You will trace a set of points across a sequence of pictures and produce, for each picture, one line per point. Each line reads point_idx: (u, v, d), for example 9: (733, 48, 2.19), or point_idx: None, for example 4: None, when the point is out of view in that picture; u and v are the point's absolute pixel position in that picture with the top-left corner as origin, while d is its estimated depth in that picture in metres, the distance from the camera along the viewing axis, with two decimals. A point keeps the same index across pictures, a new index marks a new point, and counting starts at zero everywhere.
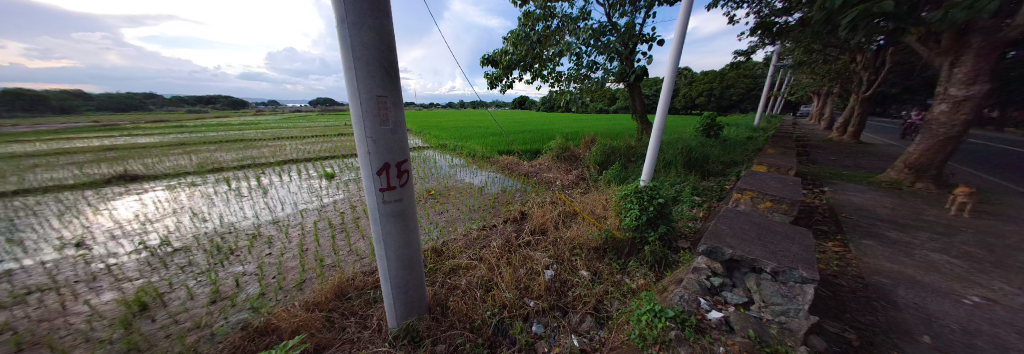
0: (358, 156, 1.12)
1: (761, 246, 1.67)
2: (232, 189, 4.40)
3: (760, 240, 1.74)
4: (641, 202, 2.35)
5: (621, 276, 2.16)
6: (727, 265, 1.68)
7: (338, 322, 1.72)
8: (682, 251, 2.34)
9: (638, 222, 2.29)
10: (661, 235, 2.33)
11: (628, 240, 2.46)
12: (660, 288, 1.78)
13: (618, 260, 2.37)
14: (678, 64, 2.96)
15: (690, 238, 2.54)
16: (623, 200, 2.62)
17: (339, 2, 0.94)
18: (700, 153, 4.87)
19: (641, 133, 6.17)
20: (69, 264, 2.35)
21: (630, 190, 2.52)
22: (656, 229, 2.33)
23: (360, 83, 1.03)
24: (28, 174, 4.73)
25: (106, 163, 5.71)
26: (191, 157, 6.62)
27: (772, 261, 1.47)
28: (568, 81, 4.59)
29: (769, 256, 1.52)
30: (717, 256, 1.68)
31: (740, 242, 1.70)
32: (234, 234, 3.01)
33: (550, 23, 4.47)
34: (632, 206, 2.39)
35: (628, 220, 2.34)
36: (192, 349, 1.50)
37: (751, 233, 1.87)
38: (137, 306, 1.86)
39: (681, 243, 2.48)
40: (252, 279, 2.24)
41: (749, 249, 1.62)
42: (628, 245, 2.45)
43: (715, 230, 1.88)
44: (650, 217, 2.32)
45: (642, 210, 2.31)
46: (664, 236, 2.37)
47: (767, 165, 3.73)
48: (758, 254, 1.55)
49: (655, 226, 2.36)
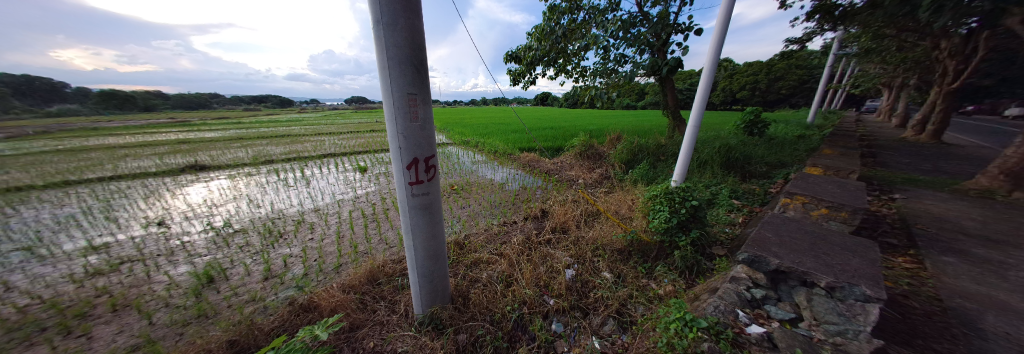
0: (390, 151, 1.18)
1: (815, 258, 1.50)
2: (279, 179, 4.84)
3: (815, 251, 1.59)
4: (671, 204, 2.21)
5: (647, 281, 2.06)
6: (772, 276, 1.55)
7: (370, 304, 1.84)
8: (717, 258, 2.18)
9: (668, 225, 2.14)
10: (693, 240, 2.18)
11: (655, 243, 2.34)
12: (692, 296, 1.68)
13: (643, 265, 2.27)
14: (718, 55, 2.72)
15: (728, 245, 2.36)
16: (651, 201, 2.49)
17: (375, 4, 0.98)
18: (739, 153, 4.48)
19: (672, 130, 5.81)
20: (152, 240, 2.74)
21: (659, 191, 2.39)
22: (689, 234, 2.17)
23: (392, 82, 1.07)
24: (124, 163, 5.57)
25: (180, 154, 6.55)
26: (248, 149, 7.39)
27: (827, 276, 1.32)
28: (594, 75, 4.43)
29: (822, 269, 1.40)
30: (760, 266, 1.57)
31: (789, 251, 1.59)
32: (283, 219, 3.32)
33: (576, 16, 4.32)
34: (662, 208, 2.25)
35: (657, 223, 2.21)
36: (250, 318, 1.68)
37: (802, 243, 1.71)
38: (205, 278, 2.13)
39: (716, 250, 2.31)
40: (298, 261, 2.47)
41: (799, 260, 1.50)
42: (656, 247, 2.33)
43: (758, 238, 1.73)
44: (681, 221, 2.16)
45: (673, 214, 2.16)
46: (696, 242, 2.21)
47: (822, 168, 3.33)
48: (809, 266, 1.43)
49: (687, 231, 2.21)
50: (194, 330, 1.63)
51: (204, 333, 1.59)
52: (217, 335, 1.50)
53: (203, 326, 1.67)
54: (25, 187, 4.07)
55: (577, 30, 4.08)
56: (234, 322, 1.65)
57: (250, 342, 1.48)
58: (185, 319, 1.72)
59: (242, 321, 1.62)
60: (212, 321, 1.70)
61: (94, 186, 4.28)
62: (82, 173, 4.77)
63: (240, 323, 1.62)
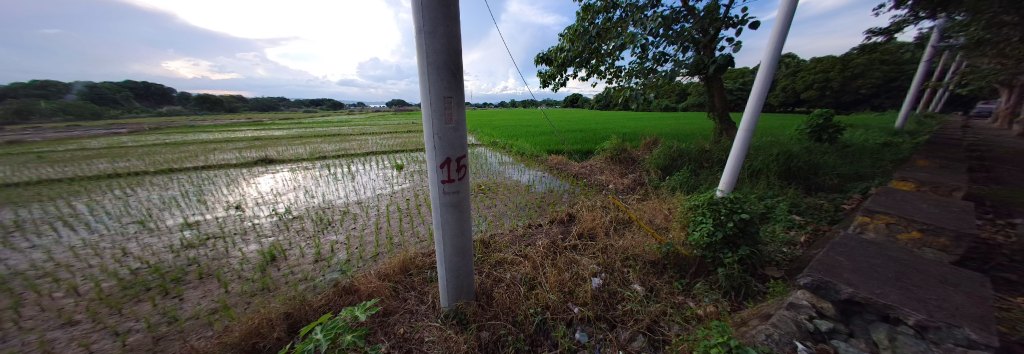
0: (427, 151, 1.27)
1: (901, 291, 1.26)
2: (329, 174, 5.43)
3: (903, 283, 1.32)
4: (717, 215, 1.98)
5: (683, 298, 1.89)
6: (844, 308, 1.33)
7: (402, 293, 1.97)
8: (771, 281, 1.91)
9: (713, 239, 1.93)
10: (742, 258, 1.92)
11: (695, 258, 2.13)
12: (738, 321, 1.50)
13: (680, 280, 2.08)
14: (779, 50, 2.39)
15: (786, 267, 2.05)
16: (692, 211, 2.28)
17: (419, 16, 1.08)
18: (804, 162, 3.90)
19: (719, 134, 5.27)
20: (231, 221, 3.26)
21: (703, 201, 2.18)
22: (738, 251, 1.92)
23: (431, 86, 1.15)
24: (213, 155, 6.69)
25: (255, 149, 7.66)
26: (306, 146, 8.39)
27: (919, 313, 1.09)
28: (629, 76, 4.21)
29: (911, 304, 1.14)
30: (828, 294, 1.37)
31: (866, 280, 1.36)
32: (331, 209, 3.71)
33: (612, 15, 4.15)
34: (704, 220, 2.04)
35: (697, 236, 2.01)
36: (303, 294, 1.93)
37: (885, 271, 1.44)
38: (270, 257, 2.47)
39: (771, 271, 2.02)
40: (342, 247, 2.74)
41: (880, 291, 1.27)
42: (696, 262, 2.12)
43: (826, 265, 1.51)
44: (728, 236, 1.93)
45: (718, 227, 1.93)
46: (746, 260, 1.96)
47: (915, 183, 2.75)
48: (893, 299, 1.19)
49: (735, 247, 1.96)
50: (259, 300, 1.91)
51: (267, 303, 1.85)
52: (277, 305, 1.75)
53: (266, 298, 1.95)
54: (145, 173, 5.10)
55: (613, 28, 3.90)
56: (290, 296, 1.90)
57: (303, 316, 1.68)
58: (253, 290, 2.03)
59: (296, 297, 1.85)
60: (273, 294, 1.97)
61: (192, 173, 5.21)
62: (184, 163, 5.85)
63: (295, 298, 1.85)
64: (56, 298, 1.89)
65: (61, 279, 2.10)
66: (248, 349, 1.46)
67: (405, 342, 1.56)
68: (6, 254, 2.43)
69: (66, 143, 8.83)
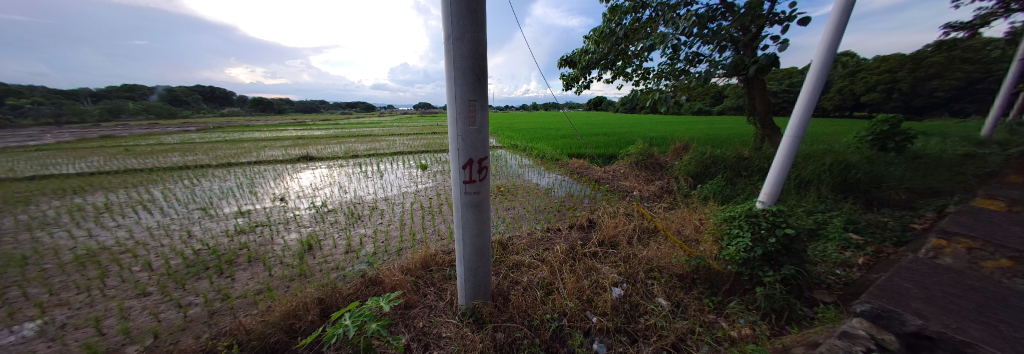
0: (451, 152, 1.33)
1: (983, 327, 1.06)
2: (361, 171, 5.81)
3: (987, 318, 1.11)
4: (756, 229, 1.80)
5: (714, 317, 1.73)
6: (909, 343, 1.13)
7: (422, 288, 2.05)
8: (820, 306, 1.65)
9: (750, 256, 1.75)
10: (785, 277, 1.71)
11: (729, 274, 1.95)
12: (780, 348, 1.34)
13: (712, 297, 1.91)
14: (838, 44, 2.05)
15: (839, 291, 1.78)
16: (727, 223, 2.10)
17: (448, 23, 1.14)
18: (865, 173, 3.43)
19: (761, 140, 4.82)
20: (276, 211, 3.62)
21: (740, 212, 2.00)
22: (780, 269, 1.72)
23: (457, 89, 1.20)
24: (264, 152, 7.47)
25: (298, 147, 8.43)
26: (342, 146, 9.06)
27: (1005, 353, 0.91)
28: (658, 77, 4.02)
29: (996, 343, 0.96)
30: (890, 325, 1.18)
31: (938, 312, 1.17)
32: (361, 204, 3.97)
33: (641, 15, 4.01)
34: (741, 233, 1.87)
35: (732, 251, 1.85)
36: (335, 281, 2.09)
37: (965, 303, 1.22)
38: (308, 246, 2.71)
39: (821, 295, 1.75)
40: (369, 240, 2.92)
41: (957, 325, 1.09)
42: (730, 279, 1.94)
43: (888, 294, 1.33)
44: (768, 252, 1.75)
45: (757, 242, 1.76)
46: (790, 281, 1.73)
47: (1012, 201, 2.31)
48: (974, 336, 1.01)
49: (777, 265, 1.76)
50: (297, 284, 2.10)
51: (303, 288, 2.03)
52: (311, 291, 1.90)
53: (302, 283, 2.13)
54: (209, 166, 5.84)
55: (641, 29, 3.75)
56: (323, 283, 2.06)
57: (334, 302, 1.81)
58: (292, 275, 2.24)
59: (328, 284, 2.01)
60: (308, 280, 2.16)
61: (246, 168, 5.87)
62: (241, 159, 6.60)
63: (328, 285, 2.01)
64: (135, 272, 2.23)
65: (140, 255, 2.47)
66: (285, 328, 1.57)
67: (424, 336, 1.62)
68: (102, 231, 2.91)
69: (152, 139, 10.36)
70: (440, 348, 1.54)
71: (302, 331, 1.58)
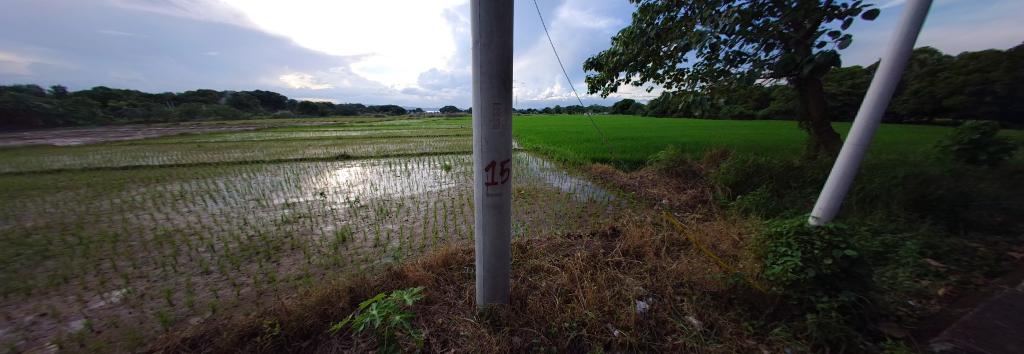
0: (475, 154, 1.36)
1: None
2: (390, 170, 6.16)
3: None
4: (809, 249, 1.59)
5: (755, 343, 1.52)
6: None
7: (442, 285, 2.10)
8: (890, 342, 1.36)
9: (801, 278, 1.54)
10: (845, 306, 1.46)
11: (774, 296, 1.74)
12: None
13: (752, 320, 1.69)
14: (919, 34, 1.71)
15: (914, 327, 1.47)
16: (773, 240, 1.89)
17: (477, 29, 1.17)
18: (953, 189, 2.89)
19: (816, 147, 4.28)
20: (316, 204, 3.97)
21: (788, 228, 1.80)
22: (837, 296, 1.50)
23: (483, 94, 1.24)
24: (308, 151, 8.23)
25: (337, 147, 9.16)
26: (376, 146, 9.70)
27: None
28: (693, 79, 3.77)
29: None
30: None
31: None
32: (390, 201, 4.20)
33: (675, 14, 3.80)
34: (790, 252, 1.66)
35: (777, 271, 1.66)
36: (365, 272, 2.24)
37: None
38: (342, 238, 2.93)
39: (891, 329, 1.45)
40: (395, 235, 3.08)
41: None
42: (774, 302, 1.72)
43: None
44: (823, 276, 1.52)
45: (809, 263, 1.54)
46: (853, 311, 1.47)
47: None
48: None
49: (835, 291, 1.52)
50: (332, 273, 2.28)
51: (337, 276, 2.20)
52: (343, 280, 2.05)
53: (336, 272, 2.31)
54: (263, 162, 6.57)
55: (675, 28, 3.54)
56: (353, 273, 2.22)
57: (362, 291, 1.92)
58: (327, 264, 2.43)
59: (358, 275, 2.16)
60: (339, 269, 2.33)
61: (292, 164, 6.50)
62: (289, 156, 7.33)
63: (357, 275, 2.16)
64: (201, 252, 2.58)
65: (205, 238, 2.84)
66: (319, 312, 1.68)
67: (442, 332, 1.66)
68: (176, 216, 3.39)
69: (219, 137, 11.86)
70: (457, 346, 1.56)
71: (334, 316, 1.69)
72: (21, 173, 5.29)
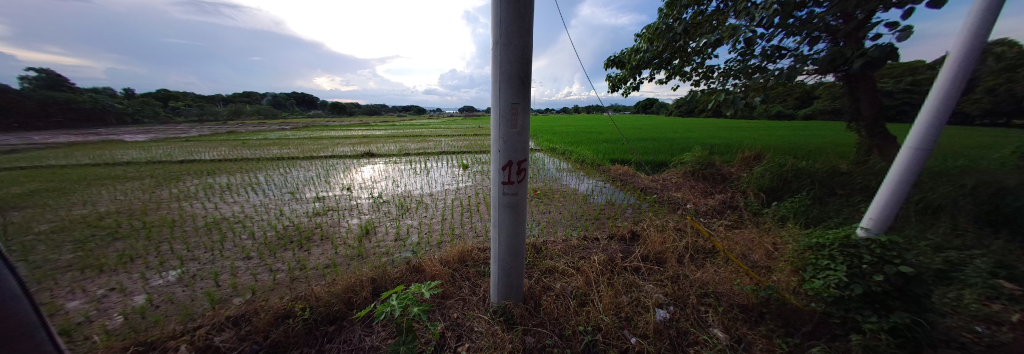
0: (492, 153, 1.37)
1: None
2: (411, 168, 6.39)
3: None
4: (856, 263, 1.44)
5: None
6: None
7: (458, 281, 2.15)
8: None
9: (846, 294, 1.40)
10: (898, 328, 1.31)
11: (813, 313, 1.59)
12: None
13: (787, 337, 1.55)
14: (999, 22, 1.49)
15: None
16: (814, 252, 1.73)
17: (497, 30, 1.18)
18: None
19: (868, 151, 3.86)
20: (344, 198, 4.22)
21: (832, 240, 1.64)
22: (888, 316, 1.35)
23: (502, 93, 1.24)
24: (337, 148, 8.75)
25: (363, 145, 9.64)
26: (399, 144, 10.08)
27: None
28: (724, 76, 3.54)
29: None
30: None
31: None
32: (410, 198, 4.37)
33: (706, 8, 3.59)
34: (834, 267, 1.51)
35: (817, 285, 1.52)
36: (385, 264, 2.36)
37: None
38: (365, 231, 3.09)
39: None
40: (414, 230, 3.21)
41: None
42: (813, 319, 1.57)
43: None
44: (872, 293, 1.38)
45: (855, 279, 1.40)
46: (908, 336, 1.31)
47: None
48: None
49: (887, 312, 1.36)
50: (357, 263, 2.43)
51: (360, 267, 2.33)
52: (365, 271, 2.17)
53: (360, 262, 2.45)
54: (296, 158, 7.08)
55: (705, 22, 3.34)
56: (376, 265, 2.34)
57: (383, 282, 2.02)
58: (351, 255, 2.59)
59: (380, 266, 2.27)
60: (363, 260, 2.48)
61: (322, 160, 6.94)
62: (320, 153, 7.84)
63: (379, 266, 2.28)
64: (243, 239, 2.84)
65: (247, 226, 3.13)
66: (344, 300, 1.78)
67: (456, 327, 1.70)
68: (223, 205, 3.75)
69: (260, 135, 12.92)
70: (472, 341, 1.59)
71: (357, 305, 1.78)
72: (99, 164, 6.09)
